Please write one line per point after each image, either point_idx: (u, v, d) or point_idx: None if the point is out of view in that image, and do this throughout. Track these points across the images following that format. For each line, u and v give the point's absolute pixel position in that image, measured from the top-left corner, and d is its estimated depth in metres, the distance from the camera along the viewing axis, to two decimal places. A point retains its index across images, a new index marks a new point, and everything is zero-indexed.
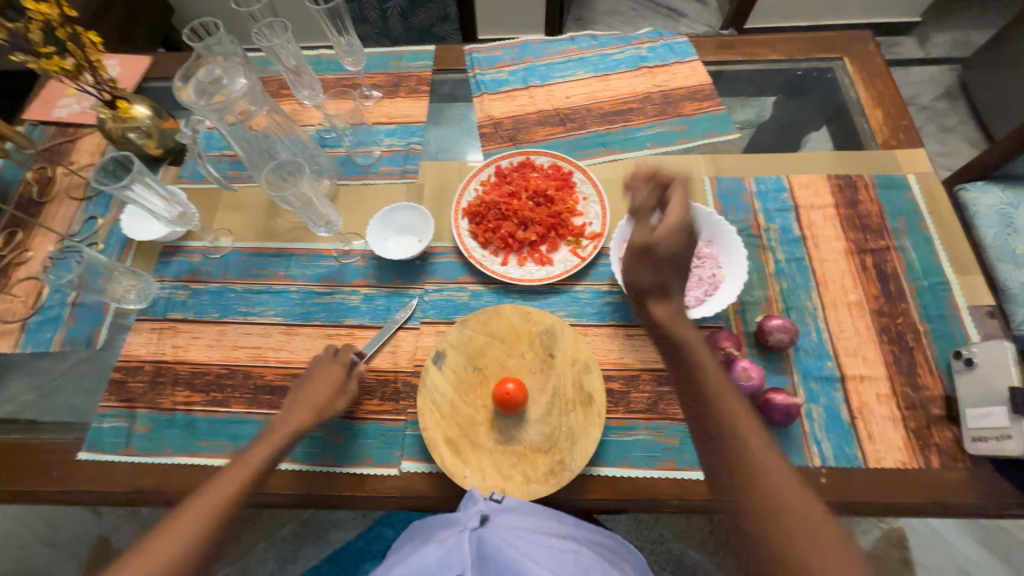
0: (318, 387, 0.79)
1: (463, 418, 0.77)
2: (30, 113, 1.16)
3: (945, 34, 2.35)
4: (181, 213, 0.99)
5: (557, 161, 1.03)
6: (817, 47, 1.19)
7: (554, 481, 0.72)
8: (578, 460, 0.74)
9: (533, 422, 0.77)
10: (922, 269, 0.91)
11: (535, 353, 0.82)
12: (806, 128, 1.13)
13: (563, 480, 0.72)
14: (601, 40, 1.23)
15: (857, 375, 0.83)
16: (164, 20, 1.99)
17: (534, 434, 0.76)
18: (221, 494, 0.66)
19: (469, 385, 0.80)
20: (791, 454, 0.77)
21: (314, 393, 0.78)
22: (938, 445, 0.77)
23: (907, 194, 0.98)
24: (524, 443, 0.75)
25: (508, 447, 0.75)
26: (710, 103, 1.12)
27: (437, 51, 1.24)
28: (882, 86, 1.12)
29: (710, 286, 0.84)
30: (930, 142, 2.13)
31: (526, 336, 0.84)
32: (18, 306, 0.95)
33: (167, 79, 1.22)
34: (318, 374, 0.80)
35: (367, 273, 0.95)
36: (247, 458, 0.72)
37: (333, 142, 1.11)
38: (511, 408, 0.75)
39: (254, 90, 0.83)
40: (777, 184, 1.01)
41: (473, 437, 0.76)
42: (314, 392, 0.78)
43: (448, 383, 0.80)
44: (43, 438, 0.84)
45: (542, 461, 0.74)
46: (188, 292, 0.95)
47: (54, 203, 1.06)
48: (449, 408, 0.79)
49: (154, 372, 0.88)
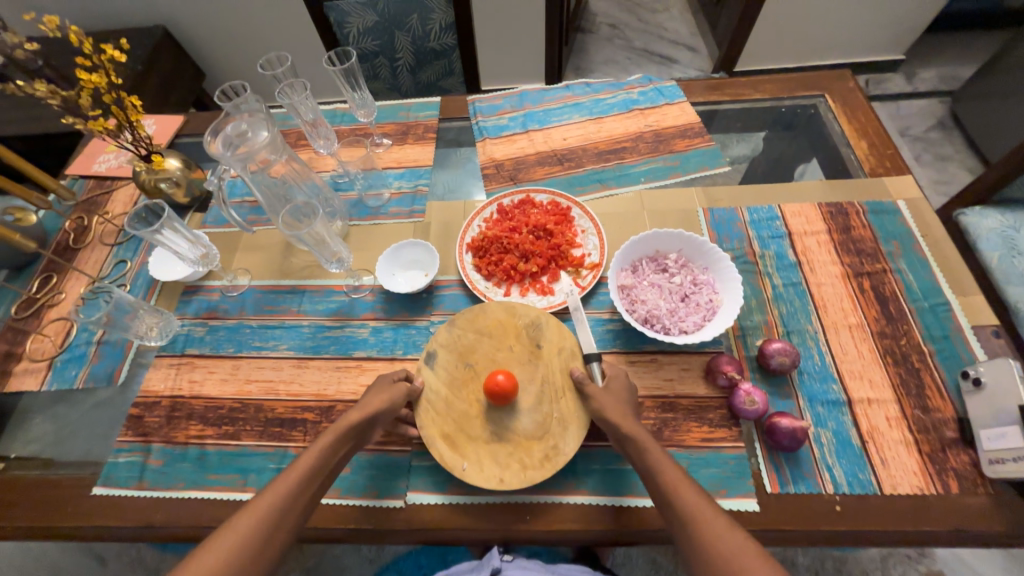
0: (376, 394, 0.77)
1: (457, 414, 0.78)
2: (73, 169, 1.27)
3: (931, 69, 2.44)
4: (204, 254, 1.05)
5: (555, 198, 1.08)
6: (799, 86, 1.26)
7: (550, 466, 0.73)
8: (571, 443, 0.75)
9: (526, 411, 0.78)
10: (921, 291, 0.92)
11: (523, 345, 0.84)
12: (796, 160, 1.18)
13: (558, 464, 0.73)
14: (594, 87, 1.33)
15: (864, 398, 0.82)
16: (196, 83, 2.18)
17: (527, 422, 0.77)
18: (301, 471, 0.68)
19: (461, 381, 0.81)
20: (802, 481, 0.75)
21: (373, 396, 0.76)
22: (956, 469, 0.74)
23: (899, 218, 1.01)
24: (517, 431, 0.76)
25: (503, 437, 0.76)
26: (701, 140, 1.18)
27: (443, 102, 1.34)
28: (865, 119, 1.17)
29: (707, 312, 0.86)
30: (927, 171, 2.17)
31: (513, 329, 0.85)
32: (47, 346, 1.01)
33: (197, 135, 1.34)
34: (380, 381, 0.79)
35: (376, 307, 0.99)
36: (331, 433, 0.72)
37: (346, 187, 1.19)
38: (502, 399, 0.76)
39: (275, 142, 0.90)
40: (770, 213, 1.05)
41: (469, 431, 0.77)
42: (374, 397, 0.76)
43: (441, 380, 0.81)
44: (61, 473, 0.87)
45: (537, 448, 0.75)
46: (206, 329, 1.00)
47: (89, 248, 1.14)
48: (443, 406, 0.79)
49: (171, 407, 0.91)
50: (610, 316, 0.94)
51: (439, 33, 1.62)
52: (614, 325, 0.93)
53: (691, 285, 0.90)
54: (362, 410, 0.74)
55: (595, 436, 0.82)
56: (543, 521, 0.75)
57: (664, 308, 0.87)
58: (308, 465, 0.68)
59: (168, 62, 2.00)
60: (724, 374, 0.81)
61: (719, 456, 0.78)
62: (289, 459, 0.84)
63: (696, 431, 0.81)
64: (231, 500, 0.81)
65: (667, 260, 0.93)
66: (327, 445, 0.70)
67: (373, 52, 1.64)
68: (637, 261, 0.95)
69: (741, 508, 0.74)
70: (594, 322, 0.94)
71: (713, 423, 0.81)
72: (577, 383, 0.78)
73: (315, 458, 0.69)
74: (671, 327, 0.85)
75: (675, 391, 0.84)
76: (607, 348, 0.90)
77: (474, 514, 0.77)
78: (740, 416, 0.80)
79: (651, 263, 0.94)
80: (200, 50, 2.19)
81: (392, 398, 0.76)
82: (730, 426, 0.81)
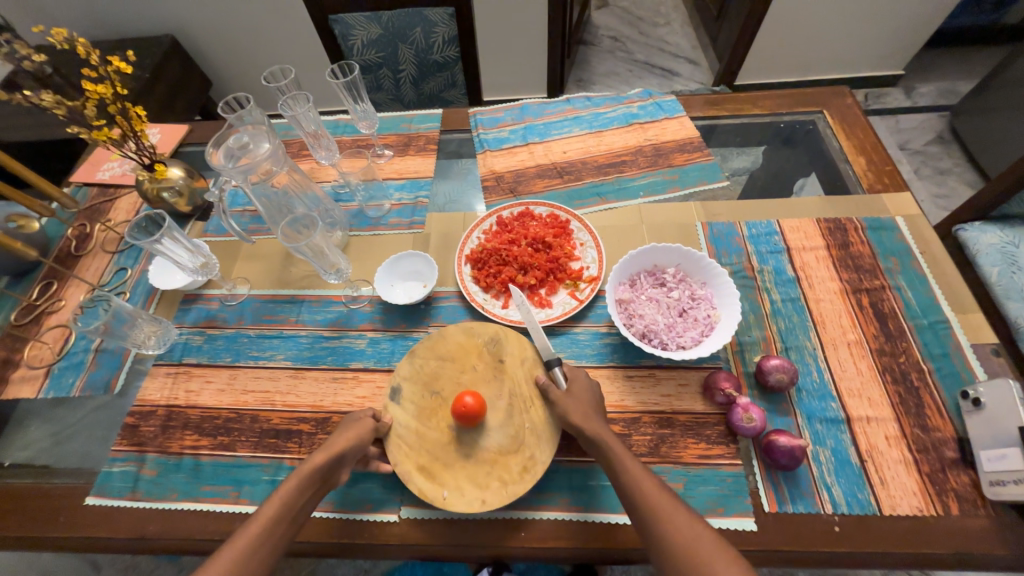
0: (342, 433, 0.75)
1: (430, 443, 0.78)
2: (78, 176, 1.28)
3: (930, 84, 2.46)
4: (204, 263, 1.04)
5: (555, 211, 1.08)
6: (798, 102, 1.27)
7: (528, 477, 0.74)
8: (545, 451, 0.76)
9: (496, 428, 0.79)
10: (920, 308, 0.91)
11: (485, 364, 0.86)
12: (795, 174, 1.18)
13: (536, 474, 0.75)
14: (595, 101, 1.34)
15: (863, 416, 0.81)
16: (203, 91, 2.21)
17: (500, 438, 0.78)
18: (263, 517, 0.65)
19: (429, 410, 0.81)
20: (800, 501, 0.74)
21: (339, 436, 0.74)
22: (955, 490, 0.74)
23: (897, 235, 1.01)
24: (491, 449, 0.77)
25: (477, 458, 0.76)
26: (700, 154, 1.19)
27: (445, 114, 1.36)
28: (864, 135, 1.18)
29: (705, 327, 0.86)
30: (927, 184, 2.17)
31: (474, 350, 0.87)
32: (45, 353, 1.01)
33: (201, 144, 1.35)
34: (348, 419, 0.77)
35: (374, 318, 0.99)
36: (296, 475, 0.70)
37: (347, 197, 1.20)
38: (472, 420, 0.76)
39: (277, 153, 0.91)
40: (768, 228, 1.05)
41: (442, 458, 0.77)
42: (341, 437, 0.74)
43: (409, 413, 0.81)
44: (54, 482, 0.86)
45: (513, 462, 0.76)
46: (204, 338, 1.00)
47: (90, 256, 1.15)
48: (415, 438, 0.79)
49: (166, 417, 0.90)
50: (607, 329, 0.94)
51: (443, 45, 1.62)
52: (611, 338, 0.93)
53: (689, 300, 0.90)
54: (328, 451, 0.72)
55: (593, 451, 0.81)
56: (539, 538, 0.75)
57: (661, 323, 0.87)
58: (271, 514, 0.65)
59: (175, 71, 2.02)
60: (722, 392, 0.81)
61: (716, 474, 0.77)
62: (284, 471, 0.83)
63: (694, 448, 0.80)
64: (223, 511, 0.80)
65: (665, 275, 0.93)
66: (291, 490, 0.68)
67: (376, 64, 1.66)
68: (635, 275, 0.95)
69: (726, 527, 0.73)
70: (592, 336, 0.94)
71: (710, 439, 0.80)
72: (542, 392, 0.81)
73: (279, 505, 0.66)
74: (668, 342, 0.85)
75: (673, 407, 0.84)
76: (605, 362, 0.90)
77: (469, 530, 0.76)
78: (738, 433, 0.79)
79: (649, 277, 0.94)
80: (207, 59, 2.22)
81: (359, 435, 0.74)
82: (728, 443, 0.80)
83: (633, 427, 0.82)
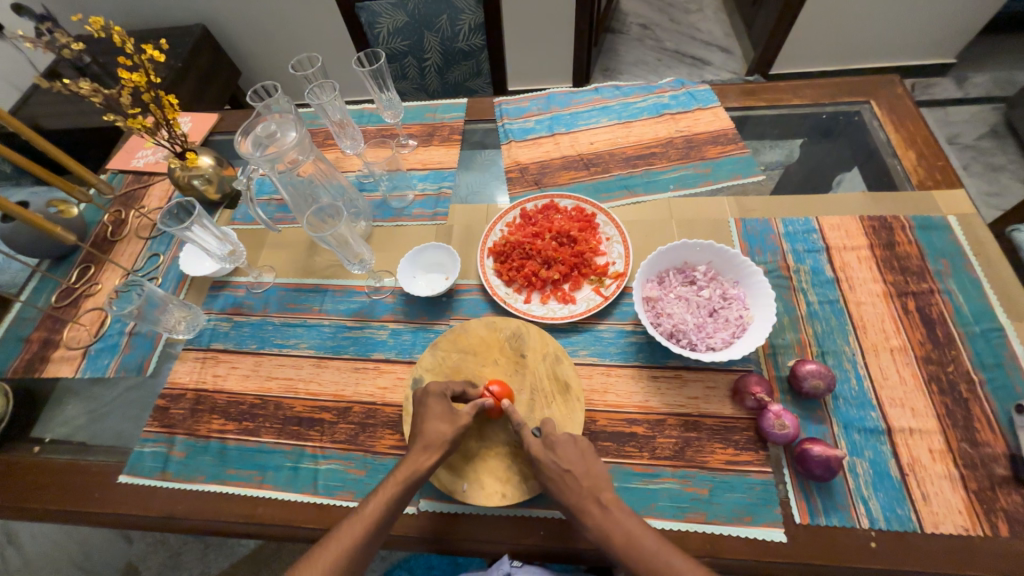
0: (432, 430, 0.73)
1: None
2: (114, 164, 1.32)
3: (985, 74, 2.30)
4: (231, 251, 1.06)
5: (580, 204, 1.06)
6: (843, 91, 1.20)
7: None
8: None
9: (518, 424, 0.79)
10: (972, 314, 0.85)
11: (507, 358, 0.85)
12: (837, 169, 1.11)
13: None
14: (624, 90, 1.30)
15: (905, 428, 0.77)
16: (232, 80, 2.24)
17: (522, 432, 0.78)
18: (366, 518, 0.68)
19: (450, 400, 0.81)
20: (834, 512, 0.71)
21: (428, 434, 0.73)
22: (1005, 510, 0.69)
23: (949, 235, 0.94)
24: (513, 443, 0.77)
25: (501, 451, 0.76)
26: (734, 147, 1.13)
27: (469, 104, 1.34)
28: (914, 127, 1.10)
29: (737, 328, 0.83)
30: (977, 181, 2.04)
31: (496, 344, 0.86)
32: (83, 334, 1.05)
33: (230, 133, 1.37)
34: (431, 408, 0.75)
35: (396, 309, 0.99)
36: (398, 472, 0.72)
37: (371, 187, 1.20)
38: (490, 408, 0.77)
39: (303, 142, 0.91)
40: (807, 225, 1.00)
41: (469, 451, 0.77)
42: (429, 436, 0.73)
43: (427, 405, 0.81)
44: (90, 460, 0.90)
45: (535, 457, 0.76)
46: (231, 324, 1.02)
47: (124, 242, 1.18)
48: None
49: (195, 401, 0.93)
50: (632, 327, 0.91)
51: (468, 33, 1.60)
52: (636, 337, 0.90)
53: (721, 299, 0.87)
54: (424, 453, 0.72)
55: (614, 452, 0.79)
56: (558, 538, 0.74)
57: (691, 323, 0.84)
58: (374, 516, 0.68)
59: (206, 60, 2.06)
60: (753, 396, 0.78)
61: (744, 481, 0.75)
62: (306, 459, 0.84)
63: (720, 453, 0.77)
64: (248, 495, 0.82)
65: (695, 272, 0.90)
66: (392, 495, 0.70)
67: (402, 53, 1.65)
68: (664, 272, 0.92)
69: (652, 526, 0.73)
70: (616, 333, 0.91)
71: (739, 445, 0.77)
72: (564, 388, 0.81)
73: (382, 508, 0.69)
74: (698, 342, 0.82)
75: (700, 410, 0.81)
76: (629, 361, 0.88)
77: (488, 524, 0.75)
78: (768, 440, 0.76)
79: (678, 274, 0.91)
80: (238, 49, 2.26)
81: (451, 436, 0.73)
82: (757, 450, 0.77)
83: (657, 429, 0.80)
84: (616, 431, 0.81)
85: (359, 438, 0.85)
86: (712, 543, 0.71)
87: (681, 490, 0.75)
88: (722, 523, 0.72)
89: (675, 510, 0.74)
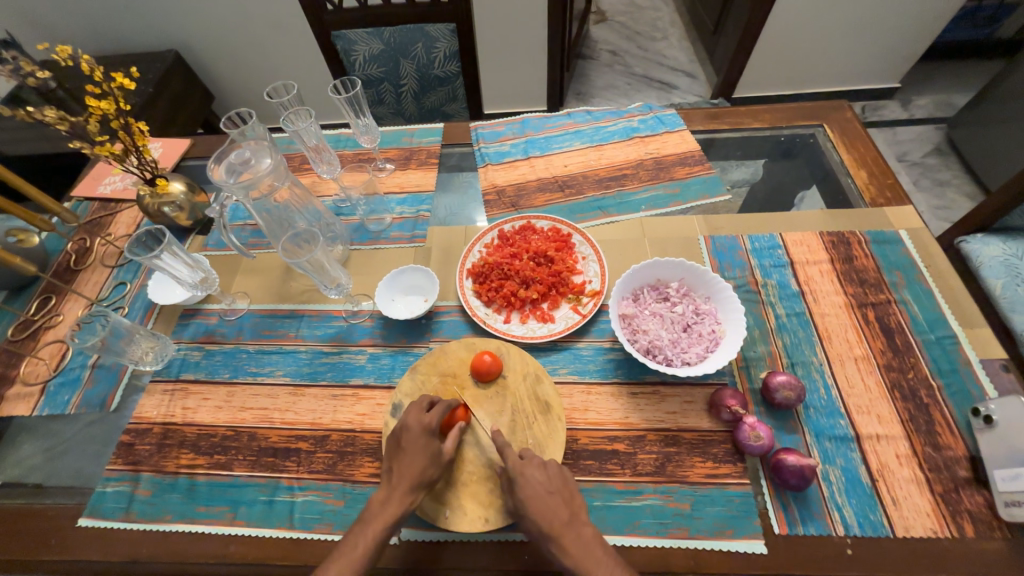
0: (411, 460, 0.72)
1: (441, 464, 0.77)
2: (79, 191, 1.29)
3: (926, 97, 2.48)
4: (204, 278, 1.03)
5: (556, 225, 1.08)
6: (798, 115, 1.27)
7: None
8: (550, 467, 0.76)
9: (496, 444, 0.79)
10: (927, 323, 0.90)
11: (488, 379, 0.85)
12: (797, 188, 1.18)
13: None
14: (595, 115, 1.35)
15: (873, 434, 0.79)
16: (205, 104, 2.23)
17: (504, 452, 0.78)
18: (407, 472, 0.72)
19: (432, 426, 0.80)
20: (810, 522, 0.72)
21: (411, 470, 0.72)
22: (969, 511, 0.72)
23: (902, 249, 1.00)
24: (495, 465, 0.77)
25: (486, 476, 0.76)
26: (701, 168, 1.19)
27: (446, 128, 1.36)
28: (864, 148, 1.18)
29: (710, 343, 0.85)
30: (927, 196, 2.18)
31: None
32: (41, 369, 1.00)
33: (203, 158, 1.35)
34: (410, 443, 0.73)
35: (374, 333, 0.98)
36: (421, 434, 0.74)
37: (348, 211, 1.20)
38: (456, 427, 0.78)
39: (278, 168, 0.90)
40: (772, 241, 1.05)
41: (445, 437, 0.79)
42: (408, 470, 0.72)
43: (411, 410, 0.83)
44: (47, 503, 0.84)
45: None
46: (202, 353, 0.99)
47: (89, 270, 1.15)
48: None
49: (162, 435, 0.89)
50: (610, 344, 0.93)
51: (443, 60, 1.64)
52: (615, 354, 0.92)
53: (693, 315, 0.89)
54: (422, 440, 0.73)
55: (596, 471, 0.79)
56: (543, 560, 0.72)
57: (666, 339, 0.86)
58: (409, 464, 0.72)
59: (179, 85, 2.04)
60: (728, 409, 0.79)
61: (724, 494, 0.76)
62: (281, 491, 0.81)
63: (700, 466, 0.78)
64: (219, 533, 0.78)
65: (669, 289, 0.93)
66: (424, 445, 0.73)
67: (378, 79, 1.68)
68: (638, 290, 0.94)
69: (630, 545, 0.73)
70: (595, 351, 0.92)
71: (717, 458, 0.79)
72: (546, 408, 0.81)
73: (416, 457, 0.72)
74: (673, 358, 0.84)
75: (678, 424, 0.82)
76: (608, 378, 0.89)
77: (470, 552, 0.74)
78: (745, 451, 0.78)
79: (652, 291, 0.94)
80: (212, 74, 2.26)
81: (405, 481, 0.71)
82: (734, 462, 0.78)
83: (638, 446, 0.81)
84: (597, 449, 0.81)
85: (337, 468, 0.83)
86: (695, 558, 0.71)
87: (664, 506, 0.75)
88: (705, 538, 0.72)
89: (659, 526, 0.74)
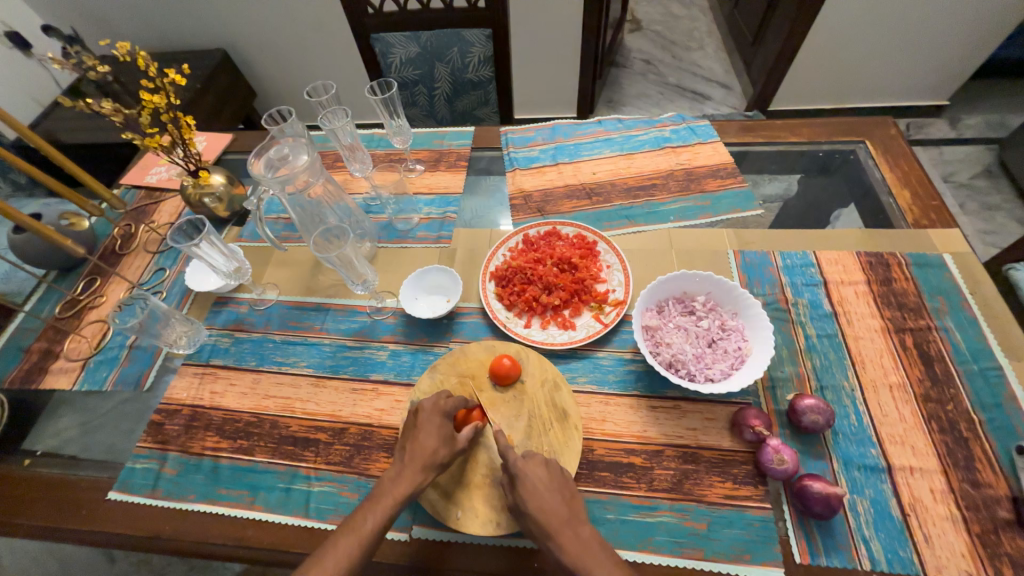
0: (423, 444, 0.73)
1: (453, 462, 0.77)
2: (128, 179, 1.36)
3: (977, 116, 2.36)
4: (238, 267, 1.09)
5: (582, 232, 1.07)
6: (838, 131, 1.24)
7: None
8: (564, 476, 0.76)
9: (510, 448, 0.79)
10: (969, 352, 0.86)
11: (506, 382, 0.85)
12: (833, 206, 1.14)
13: None
14: (627, 123, 1.34)
15: (906, 466, 0.76)
16: (247, 101, 2.32)
17: None
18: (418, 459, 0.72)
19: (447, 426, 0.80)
20: (834, 553, 0.70)
21: (423, 451, 0.72)
22: (1010, 555, 0.67)
23: (945, 273, 0.96)
24: None
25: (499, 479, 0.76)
26: (733, 181, 1.16)
27: (476, 132, 1.38)
28: (908, 167, 1.13)
29: (735, 359, 0.83)
30: (973, 220, 2.07)
31: None
32: (83, 346, 1.05)
33: (243, 153, 1.41)
34: (425, 424, 0.75)
35: (397, 330, 1.00)
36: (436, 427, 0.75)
37: (377, 209, 1.22)
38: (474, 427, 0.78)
39: (314, 165, 0.93)
40: (805, 259, 1.01)
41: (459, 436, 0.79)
42: (421, 456, 0.72)
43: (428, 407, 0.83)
44: (81, 475, 0.88)
45: None
46: (232, 341, 1.02)
47: (132, 255, 1.20)
48: None
49: (191, 417, 0.92)
50: (631, 356, 0.92)
51: (477, 65, 1.66)
52: (635, 365, 0.90)
53: (719, 330, 0.87)
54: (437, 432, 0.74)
55: (611, 483, 0.78)
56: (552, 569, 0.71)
57: (689, 353, 0.84)
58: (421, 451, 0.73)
59: (223, 82, 2.13)
60: (752, 429, 0.77)
61: (743, 517, 0.73)
62: (299, 480, 0.83)
63: (718, 487, 0.76)
64: (238, 516, 0.80)
65: (694, 302, 0.91)
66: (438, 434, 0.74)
67: (413, 81, 1.71)
68: (663, 301, 0.93)
69: (642, 561, 0.71)
70: (615, 361, 0.91)
71: (737, 479, 0.77)
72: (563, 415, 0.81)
73: (427, 445, 0.73)
74: (696, 373, 0.82)
75: (698, 442, 0.81)
76: (628, 390, 0.87)
77: (480, 556, 0.74)
78: (767, 475, 0.75)
79: (677, 304, 0.92)
80: (255, 73, 2.35)
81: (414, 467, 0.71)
82: (755, 485, 0.76)
83: (655, 460, 0.79)
84: (613, 461, 0.80)
85: (354, 461, 0.84)
86: None
87: (679, 524, 0.73)
88: (720, 561, 0.70)
89: (672, 545, 0.72)
